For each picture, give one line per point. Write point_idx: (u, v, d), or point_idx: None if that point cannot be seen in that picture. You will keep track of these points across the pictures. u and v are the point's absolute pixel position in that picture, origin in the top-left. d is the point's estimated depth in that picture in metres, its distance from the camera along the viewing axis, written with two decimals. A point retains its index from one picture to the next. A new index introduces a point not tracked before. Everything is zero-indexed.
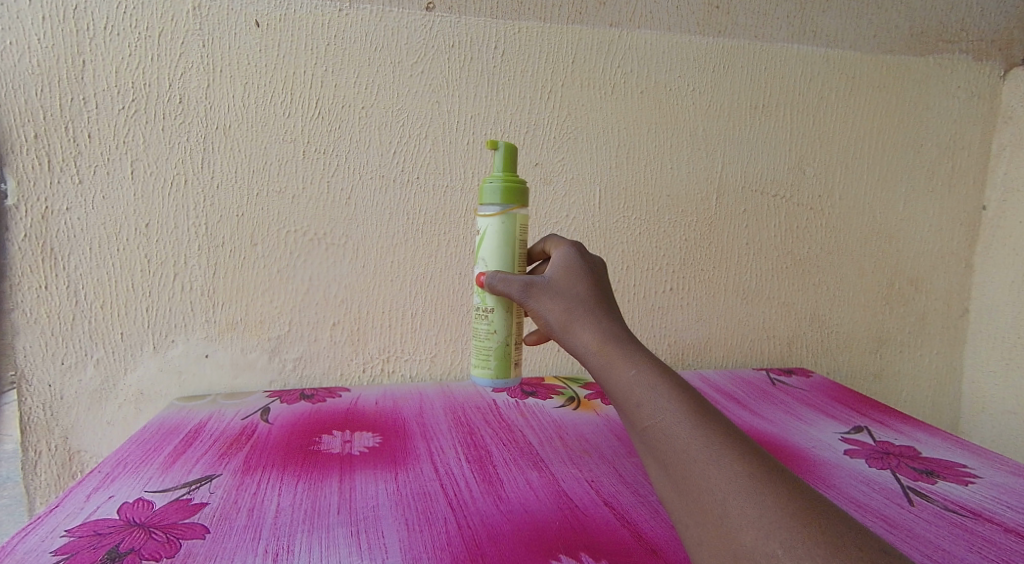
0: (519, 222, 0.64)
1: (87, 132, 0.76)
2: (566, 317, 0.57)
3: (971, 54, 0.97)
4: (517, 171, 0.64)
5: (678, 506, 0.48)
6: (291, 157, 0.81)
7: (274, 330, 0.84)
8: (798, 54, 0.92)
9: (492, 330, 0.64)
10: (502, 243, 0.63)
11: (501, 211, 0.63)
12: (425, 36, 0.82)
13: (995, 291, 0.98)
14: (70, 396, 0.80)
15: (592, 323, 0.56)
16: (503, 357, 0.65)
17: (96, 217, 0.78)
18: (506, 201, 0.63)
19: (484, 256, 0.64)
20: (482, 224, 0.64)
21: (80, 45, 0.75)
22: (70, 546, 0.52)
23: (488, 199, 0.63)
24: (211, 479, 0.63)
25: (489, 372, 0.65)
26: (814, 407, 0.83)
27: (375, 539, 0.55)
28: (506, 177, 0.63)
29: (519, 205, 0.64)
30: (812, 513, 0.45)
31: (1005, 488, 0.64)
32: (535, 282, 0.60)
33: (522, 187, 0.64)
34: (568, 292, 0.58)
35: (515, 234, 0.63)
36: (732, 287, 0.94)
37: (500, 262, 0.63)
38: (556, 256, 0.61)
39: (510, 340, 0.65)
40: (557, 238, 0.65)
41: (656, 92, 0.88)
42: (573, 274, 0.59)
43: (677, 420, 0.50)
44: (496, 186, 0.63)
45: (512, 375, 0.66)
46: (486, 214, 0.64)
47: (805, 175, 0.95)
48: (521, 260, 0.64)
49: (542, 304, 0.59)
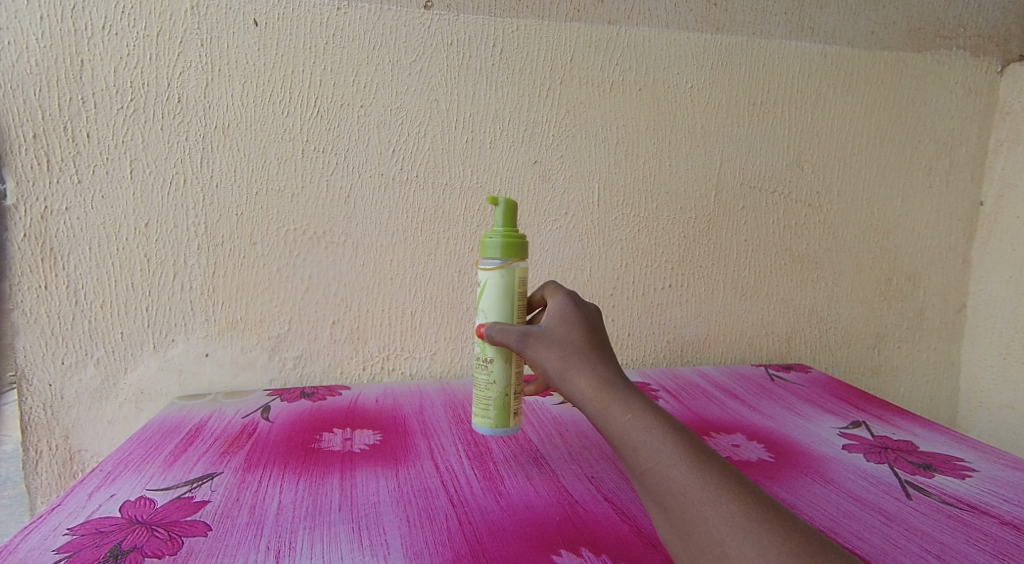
0: (519, 275, 0.62)
1: (85, 132, 0.76)
2: (563, 364, 0.57)
3: (968, 50, 0.97)
4: (517, 225, 0.63)
5: (680, 550, 0.48)
6: (290, 155, 0.81)
7: (274, 328, 0.84)
8: (795, 50, 0.92)
9: (492, 380, 0.63)
10: (502, 296, 0.61)
11: (501, 265, 0.61)
12: (423, 34, 0.82)
13: (993, 287, 0.99)
14: (70, 395, 0.80)
15: (588, 369, 0.57)
16: (502, 407, 0.63)
17: (96, 217, 0.78)
18: (505, 254, 0.61)
19: (484, 308, 0.62)
20: (481, 277, 0.62)
21: (79, 45, 0.75)
22: (72, 544, 0.53)
23: (487, 253, 0.62)
24: (212, 477, 0.63)
25: (489, 422, 0.63)
26: (813, 402, 0.83)
27: (377, 535, 0.55)
28: (505, 232, 0.62)
29: (519, 259, 0.62)
30: (809, 550, 0.45)
31: (1002, 481, 0.64)
32: (531, 330, 0.60)
33: (522, 242, 0.62)
34: (564, 340, 0.58)
35: (514, 287, 0.62)
36: (731, 283, 0.95)
37: (500, 314, 0.62)
38: (551, 305, 0.61)
39: (510, 390, 0.63)
40: (556, 285, 0.65)
41: (654, 89, 0.89)
42: (567, 321, 0.60)
43: (673, 463, 0.50)
44: (495, 241, 0.61)
45: (510, 424, 0.64)
46: (486, 267, 0.62)
47: (803, 172, 0.95)
48: (521, 311, 0.62)
49: (539, 353, 0.58)
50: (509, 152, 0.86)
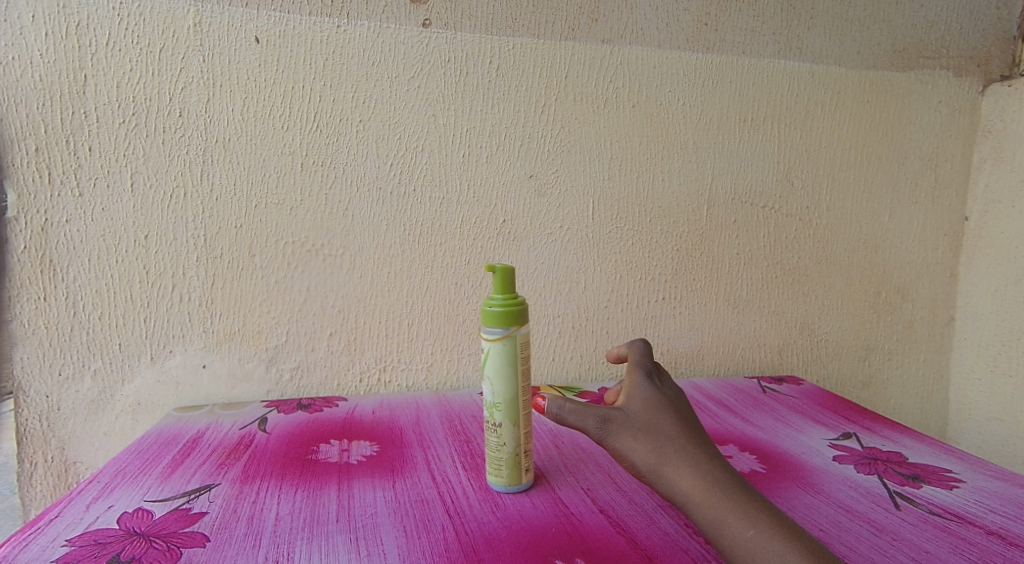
0: (521, 340, 0.60)
1: (87, 145, 0.77)
2: (656, 457, 0.55)
3: (951, 70, 1.00)
4: (514, 290, 0.61)
5: None
6: (289, 169, 0.82)
7: (272, 340, 0.85)
8: (785, 69, 0.94)
9: (501, 442, 0.62)
10: (505, 364, 0.60)
11: (503, 335, 0.60)
12: (422, 52, 0.84)
13: (978, 300, 1.01)
14: (68, 407, 0.80)
15: (684, 462, 0.55)
16: (513, 466, 0.63)
17: (96, 229, 0.78)
18: (506, 323, 0.60)
19: (488, 376, 0.61)
20: (484, 344, 0.61)
21: (82, 60, 0.76)
22: (70, 555, 0.53)
23: (487, 322, 0.60)
24: (210, 488, 0.64)
25: (502, 481, 0.63)
26: (804, 414, 0.84)
27: (374, 546, 0.56)
28: (503, 300, 0.60)
29: (520, 325, 0.60)
30: None
31: (988, 492, 0.66)
32: (614, 415, 0.58)
33: (522, 308, 0.60)
34: (652, 429, 0.57)
35: (517, 354, 0.60)
36: (723, 296, 0.96)
37: (504, 381, 0.60)
38: (632, 385, 0.61)
39: (520, 450, 0.62)
40: (634, 355, 0.64)
41: (647, 105, 0.90)
42: (652, 408, 0.58)
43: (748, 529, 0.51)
44: (494, 310, 0.60)
45: (524, 481, 0.64)
46: (488, 337, 0.60)
47: (793, 187, 0.97)
48: (525, 374, 0.61)
49: (626, 444, 0.57)
50: (504, 167, 0.87)
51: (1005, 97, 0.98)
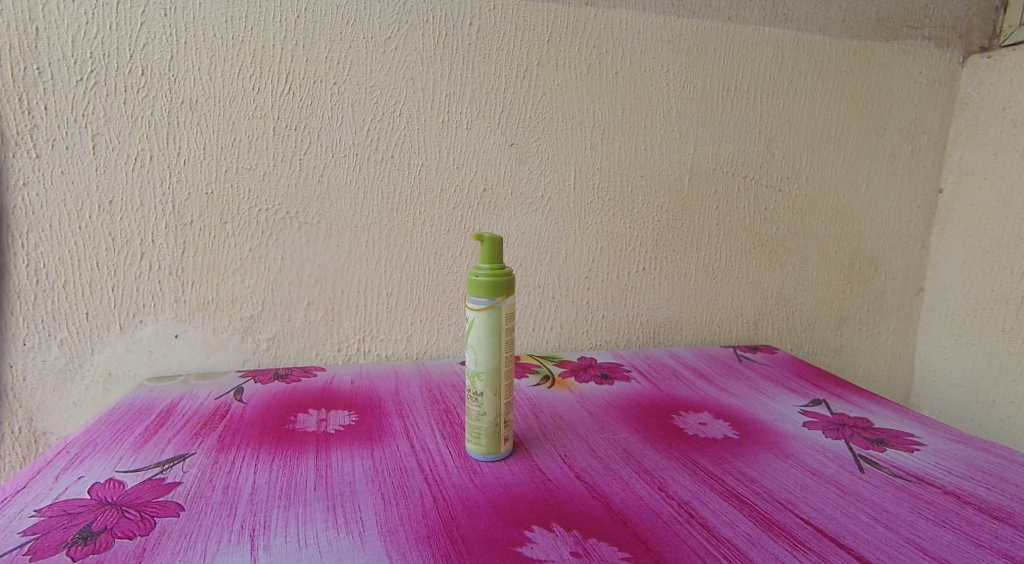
0: (508, 312, 0.60)
1: (43, 104, 0.74)
2: None
3: (933, 40, 0.99)
4: (502, 261, 0.60)
5: None
6: (261, 133, 0.79)
7: (247, 310, 0.83)
8: (769, 36, 0.93)
9: (482, 412, 0.61)
10: (489, 335, 0.59)
11: (488, 305, 0.59)
12: (399, 11, 0.81)
13: (948, 271, 1.03)
14: (34, 377, 0.78)
15: None
16: (493, 435, 0.63)
17: (56, 193, 0.75)
18: (492, 294, 0.59)
19: (472, 346, 0.60)
20: (469, 315, 0.60)
21: (33, 11, 0.72)
22: (39, 526, 0.52)
23: (472, 292, 0.59)
24: (184, 458, 0.63)
25: (481, 449, 0.63)
26: (776, 381, 0.86)
27: (352, 513, 0.56)
28: (490, 271, 0.59)
29: (507, 296, 0.60)
30: None
31: (948, 454, 0.68)
32: None
33: (509, 277, 0.60)
34: None
35: (502, 325, 0.60)
36: (701, 266, 0.96)
37: (487, 351, 0.60)
38: None
39: (500, 420, 0.62)
40: None
41: (630, 72, 0.89)
42: None
43: None
44: (480, 279, 0.59)
45: (502, 450, 0.64)
46: (473, 307, 0.60)
47: (773, 158, 0.97)
48: (509, 346, 0.60)
49: None
50: (485, 133, 0.86)
51: (984, 70, 0.98)
